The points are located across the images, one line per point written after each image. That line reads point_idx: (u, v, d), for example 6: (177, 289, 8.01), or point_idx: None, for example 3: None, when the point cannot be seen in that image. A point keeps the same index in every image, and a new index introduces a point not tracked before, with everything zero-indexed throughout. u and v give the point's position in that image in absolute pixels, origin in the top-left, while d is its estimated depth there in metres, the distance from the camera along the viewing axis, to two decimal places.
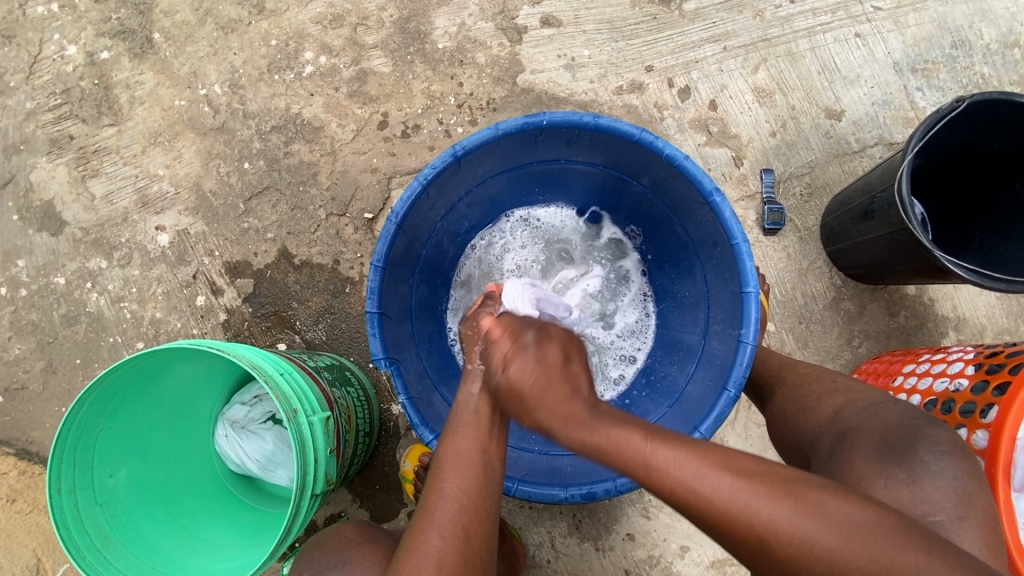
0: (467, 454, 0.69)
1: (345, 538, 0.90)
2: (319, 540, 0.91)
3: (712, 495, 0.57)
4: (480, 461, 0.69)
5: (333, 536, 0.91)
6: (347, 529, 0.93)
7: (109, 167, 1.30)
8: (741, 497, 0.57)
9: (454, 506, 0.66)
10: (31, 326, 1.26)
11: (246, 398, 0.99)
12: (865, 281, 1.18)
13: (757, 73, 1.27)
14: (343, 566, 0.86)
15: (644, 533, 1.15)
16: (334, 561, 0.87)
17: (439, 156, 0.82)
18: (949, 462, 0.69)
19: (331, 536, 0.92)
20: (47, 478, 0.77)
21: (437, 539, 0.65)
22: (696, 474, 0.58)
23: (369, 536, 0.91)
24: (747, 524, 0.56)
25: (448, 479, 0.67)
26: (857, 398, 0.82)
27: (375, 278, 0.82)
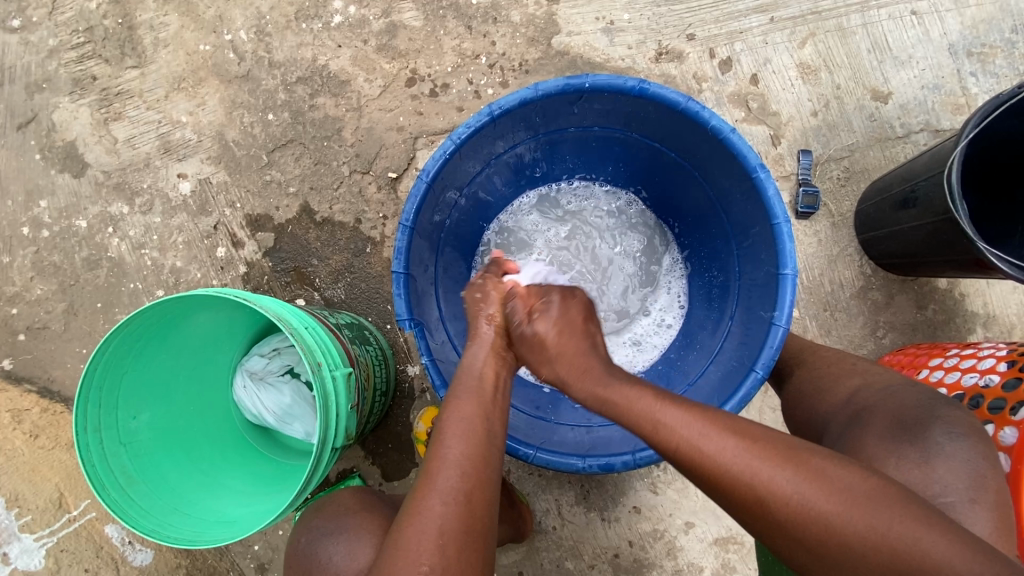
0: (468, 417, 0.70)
1: (344, 505, 0.90)
2: (318, 508, 0.92)
3: (717, 457, 0.62)
4: (481, 429, 0.70)
5: (332, 503, 0.91)
6: (346, 497, 0.92)
7: (132, 110, 1.28)
8: (743, 460, 0.61)
9: (455, 472, 0.65)
10: (53, 267, 1.26)
11: (265, 349, 1.01)
12: (896, 271, 1.15)
13: (804, 48, 1.22)
14: (339, 533, 0.85)
15: (649, 508, 1.16)
16: (331, 527, 0.87)
17: (474, 116, 0.80)
18: (965, 443, 0.69)
19: (331, 501, 0.92)
20: (74, 415, 0.77)
21: (437, 504, 0.63)
22: (702, 433, 0.63)
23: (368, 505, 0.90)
24: (750, 485, 0.60)
25: (452, 442, 0.68)
26: (876, 381, 0.81)
27: (403, 238, 0.81)
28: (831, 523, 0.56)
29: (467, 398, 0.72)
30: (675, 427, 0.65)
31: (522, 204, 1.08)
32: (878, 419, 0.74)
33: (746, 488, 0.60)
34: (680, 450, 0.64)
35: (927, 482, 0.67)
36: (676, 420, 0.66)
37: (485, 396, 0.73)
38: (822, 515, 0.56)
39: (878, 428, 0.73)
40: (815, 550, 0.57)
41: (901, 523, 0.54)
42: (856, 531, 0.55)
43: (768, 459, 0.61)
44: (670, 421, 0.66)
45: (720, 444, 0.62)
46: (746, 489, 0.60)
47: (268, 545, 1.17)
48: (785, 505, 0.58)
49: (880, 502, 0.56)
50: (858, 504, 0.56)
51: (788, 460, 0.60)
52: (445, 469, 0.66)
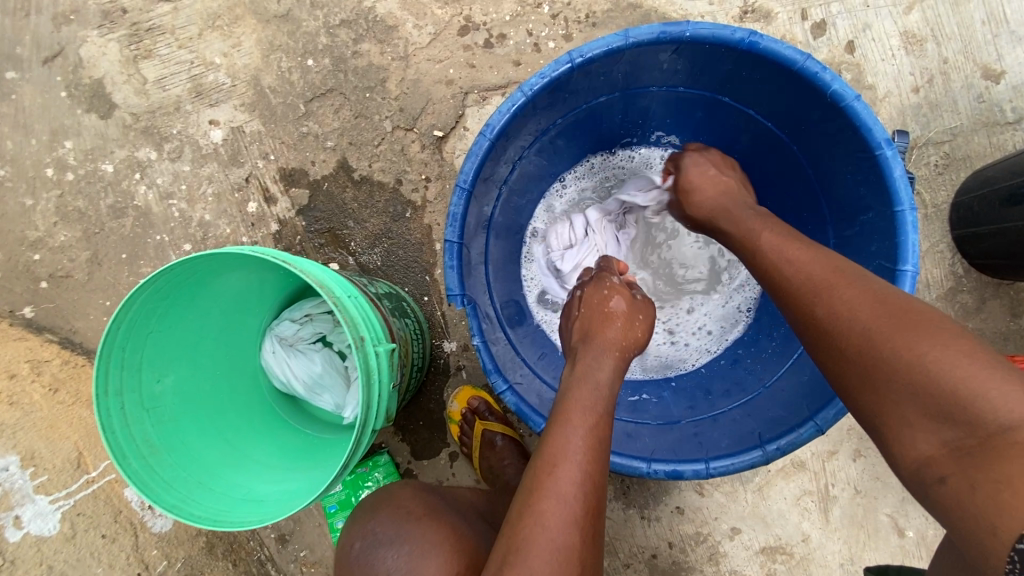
0: (589, 441, 0.61)
1: (406, 508, 0.79)
2: (375, 506, 0.81)
3: (791, 271, 0.64)
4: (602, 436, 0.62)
5: (392, 505, 0.80)
6: (407, 498, 0.82)
7: (163, 49, 1.19)
8: (811, 272, 0.62)
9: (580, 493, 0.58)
10: (77, 214, 1.20)
11: (296, 314, 0.94)
12: (993, 274, 1.03)
13: (910, 13, 1.07)
14: (401, 544, 0.76)
15: (694, 509, 1.08)
16: (390, 536, 0.77)
17: (552, 63, 0.69)
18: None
19: (388, 501, 0.82)
20: (95, 376, 0.70)
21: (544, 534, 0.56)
22: (789, 254, 0.65)
23: (431, 510, 0.81)
24: (806, 294, 0.61)
25: (572, 472, 0.59)
26: None
27: (460, 201, 0.72)
28: (881, 341, 0.54)
29: (587, 417, 0.63)
30: (768, 249, 0.68)
31: (597, 163, 0.97)
32: None
33: (803, 295, 0.61)
34: (766, 267, 0.67)
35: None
36: (770, 244, 0.68)
37: (605, 418, 0.64)
38: (876, 331, 0.54)
39: None
40: (860, 366, 0.55)
41: (968, 362, 0.49)
42: (907, 353, 0.52)
43: (837, 277, 0.60)
44: (765, 244, 0.69)
45: (801, 258, 0.64)
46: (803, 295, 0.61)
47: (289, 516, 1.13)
48: (831, 311, 0.58)
49: (936, 330, 0.52)
50: (904, 323, 0.54)
51: (857, 278, 0.60)
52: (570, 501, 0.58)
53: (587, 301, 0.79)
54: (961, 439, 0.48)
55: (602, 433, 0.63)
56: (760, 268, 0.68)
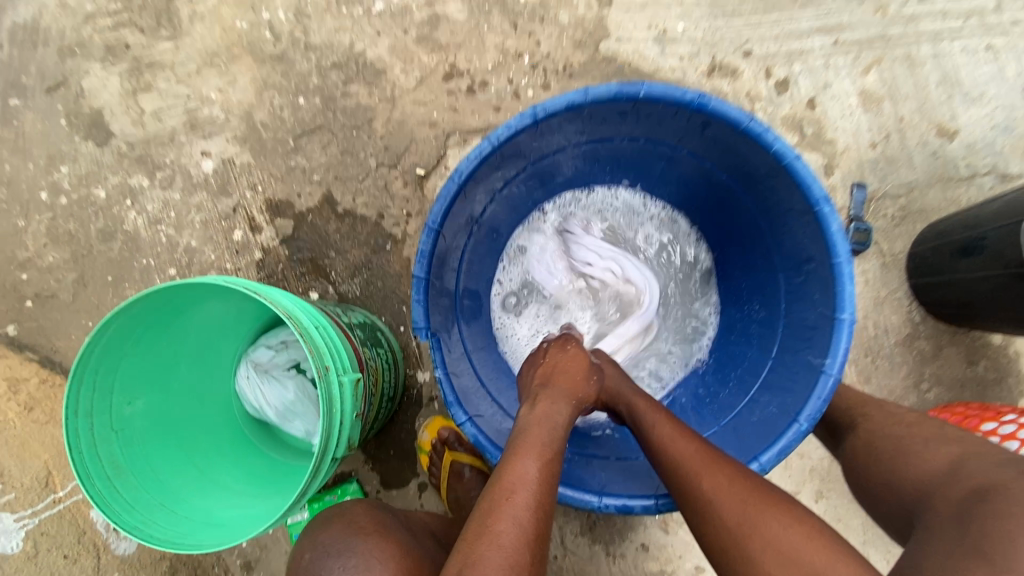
0: (542, 476, 0.63)
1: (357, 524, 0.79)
2: (323, 521, 0.82)
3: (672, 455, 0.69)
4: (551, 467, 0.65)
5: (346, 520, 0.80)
6: (361, 511, 0.82)
7: (162, 83, 1.25)
8: (688, 458, 0.68)
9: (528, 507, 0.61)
10: (67, 236, 1.23)
11: (272, 341, 0.97)
12: (947, 321, 1.06)
13: (868, 74, 1.14)
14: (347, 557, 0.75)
15: (658, 547, 1.09)
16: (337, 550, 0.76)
17: (518, 116, 0.74)
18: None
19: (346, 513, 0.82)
20: (66, 397, 0.72)
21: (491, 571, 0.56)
22: (669, 435, 0.70)
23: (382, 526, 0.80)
24: (684, 480, 0.67)
25: (522, 508, 0.60)
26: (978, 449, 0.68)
27: (428, 241, 0.76)
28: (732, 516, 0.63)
29: (538, 453, 0.65)
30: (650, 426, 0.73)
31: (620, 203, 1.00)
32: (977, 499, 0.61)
33: (682, 481, 0.67)
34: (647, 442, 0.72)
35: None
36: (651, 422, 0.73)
37: (556, 458, 0.66)
38: (734, 511, 0.63)
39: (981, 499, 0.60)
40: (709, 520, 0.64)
41: (811, 539, 0.61)
42: (763, 525, 0.62)
43: (710, 464, 0.67)
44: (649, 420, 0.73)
45: (677, 440, 0.70)
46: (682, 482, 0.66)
47: (256, 543, 1.13)
48: (709, 501, 0.65)
49: (796, 525, 0.62)
50: (781, 520, 0.62)
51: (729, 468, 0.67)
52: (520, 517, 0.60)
53: (553, 354, 0.82)
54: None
55: (555, 473, 0.66)
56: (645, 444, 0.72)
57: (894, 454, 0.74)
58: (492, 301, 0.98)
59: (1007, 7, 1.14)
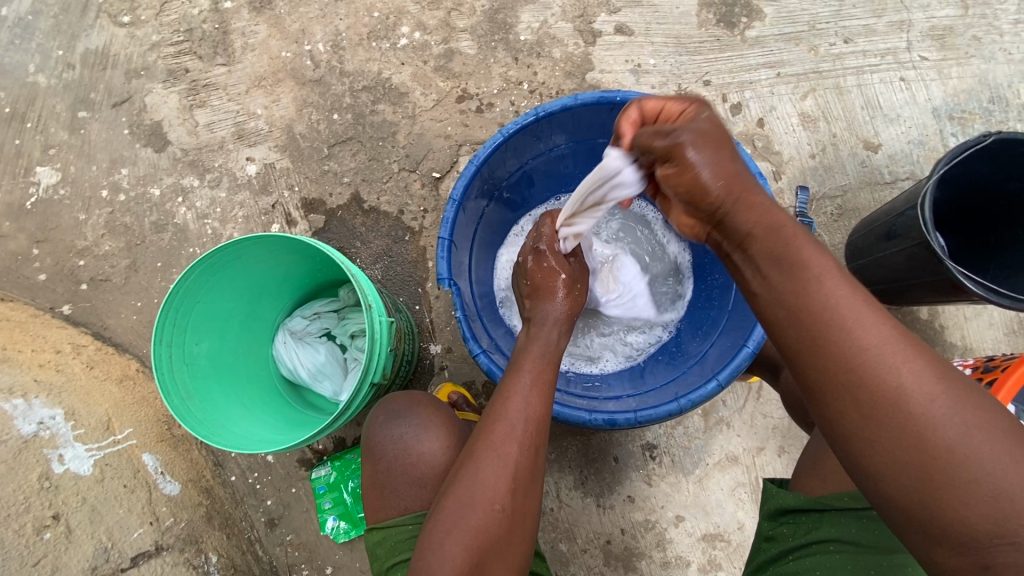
0: (533, 384, 0.81)
1: (416, 400, 0.96)
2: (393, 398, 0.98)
3: (857, 334, 0.54)
4: (541, 383, 0.81)
5: (407, 396, 0.97)
6: (422, 395, 0.98)
7: (215, 100, 1.47)
8: (879, 339, 0.54)
9: (517, 419, 0.77)
10: (123, 227, 1.41)
11: (307, 312, 1.15)
12: (880, 299, 1.27)
13: (805, 100, 1.39)
14: (412, 421, 0.93)
15: (643, 498, 1.23)
16: (401, 421, 0.94)
17: (523, 115, 0.95)
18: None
19: (406, 395, 0.98)
20: (156, 324, 0.88)
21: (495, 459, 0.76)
22: (851, 305, 0.55)
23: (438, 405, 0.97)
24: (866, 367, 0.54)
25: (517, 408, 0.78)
26: None
27: (451, 210, 0.95)
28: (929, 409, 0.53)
29: (531, 366, 0.83)
30: (822, 284, 0.56)
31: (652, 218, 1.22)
32: None
33: (864, 367, 0.54)
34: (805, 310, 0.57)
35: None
36: (824, 272, 0.57)
37: (547, 369, 0.83)
38: (928, 416, 0.52)
39: None
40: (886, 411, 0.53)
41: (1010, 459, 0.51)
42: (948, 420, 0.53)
43: (907, 352, 0.54)
44: (822, 282, 0.56)
45: (861, 313, 0.55)
46: (865, 370, 0.54)
47: (280, 501, 1.25)
48: (903, 395, 0.53)
49: (989, 434, 0.52)
50: (963, 431, 0.52)
51: (921, 356, 0.54)
52: (508, 432, 0.77)
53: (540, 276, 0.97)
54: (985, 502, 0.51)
55: (549, 381, 0.83)
56: (810, 311, 0.56)
57: None
58: (540, 210, 1.19)
59: (913, 49, 1.41)
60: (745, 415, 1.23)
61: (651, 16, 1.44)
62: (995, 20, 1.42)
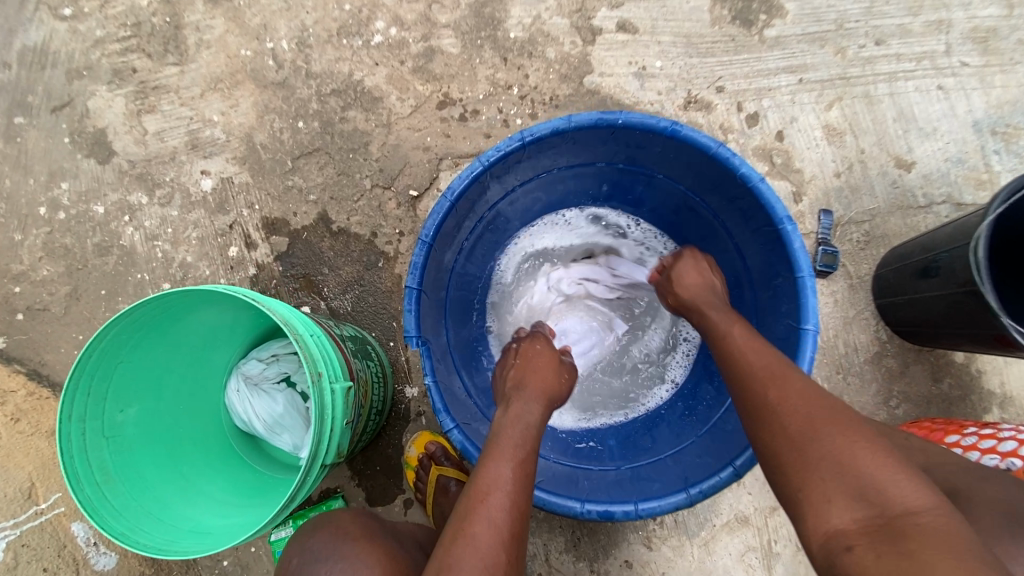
0: (516, 477, 0.66)
1: (342, 529, 0.83)
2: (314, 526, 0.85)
3: (754, 367, 0.70)
4: (523, 470, 0.67)
5: (331, 524, 0.83)
6: (348, 520, 0.85)
7: (166, 105, 1.30)
8: (772, 368, 0.68)
9: (501, 514, 0.62)
10: (63, 250, 1.25)
11: (264, 354, 0.99)
12: (911, 340, 1.12)
13: (831, 110, 1.23)
14: (333, 558, 0.78)
15: (642, 563, 1.10)
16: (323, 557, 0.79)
17: (506, 139, 0.80)
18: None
19: (330, 519, 0.85)
20: (61, 400, 0.73)
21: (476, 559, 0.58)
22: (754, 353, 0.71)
23: (369, 532, 0.83)
24: (762, 395, 0.66)
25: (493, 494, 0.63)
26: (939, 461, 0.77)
27: (420, 253, 0.80)
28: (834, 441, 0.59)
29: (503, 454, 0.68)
30: (740, 347, 0.74)
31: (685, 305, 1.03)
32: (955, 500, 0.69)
33: (761, 391, 0.67)
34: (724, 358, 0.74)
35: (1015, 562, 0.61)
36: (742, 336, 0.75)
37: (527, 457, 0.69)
38: (809, 413, 0.62)
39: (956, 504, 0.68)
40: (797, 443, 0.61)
41: (886, 468, 0.55)
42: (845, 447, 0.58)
43: (796, 385, 0.66)
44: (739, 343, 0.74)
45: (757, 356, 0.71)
46: (760, 394, 0.66)
47: (238, 562, 1.12)
48: (792, 413, 0.63)
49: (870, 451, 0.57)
50: (849, 447, 0.58)
51: (812, 392, 0.65)
52: (494, 529, 0.61)
53: (525, 355, 0.88)
54: (872, 518, 0.53)
55: (529, 472, 0.68)
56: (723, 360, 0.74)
57: None
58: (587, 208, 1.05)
59: (953, 52, 1.25)
60: (758, 472, 1.09)
61: (658, 12, 1.27)
62: None
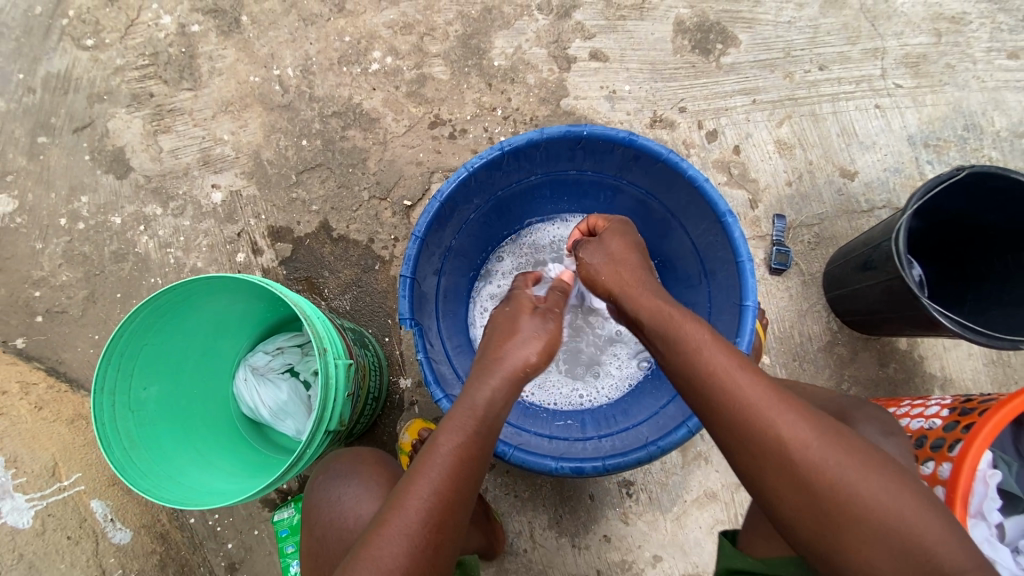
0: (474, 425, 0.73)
1: (359, 456, 0.97)
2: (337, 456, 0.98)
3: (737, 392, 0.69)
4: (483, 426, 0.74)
5: (350, 453, 0.98)
6: (364, 451, 0.99)
7: (180, 126, 1.43)
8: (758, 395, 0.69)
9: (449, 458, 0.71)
10: (82, 257, 1.35)
11: (269, 347, 1.09)
12: (858, 329, 1.25)
13: (781, 127, 1.38)
14: (350, 479, 0.93)
15: (620, 538, 1.18)
16: (344, 475, 0.94)
17: (488, 148, 0.92)
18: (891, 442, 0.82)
19: (347, 452, 0.98)
20: (96, 374, 0.83)
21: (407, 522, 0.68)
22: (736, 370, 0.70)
23: (380, 460, 0.97)
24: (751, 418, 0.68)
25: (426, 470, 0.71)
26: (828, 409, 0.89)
27: (414, 246, 0.91)
28: (763, 411, 0.68)
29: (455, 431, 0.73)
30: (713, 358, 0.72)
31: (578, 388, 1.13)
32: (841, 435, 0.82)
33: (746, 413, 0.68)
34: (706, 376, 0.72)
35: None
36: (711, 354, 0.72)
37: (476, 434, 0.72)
38: (804, 436, 0.66)
39: None
40: (795, 469, 0.65)
41: (883, 479, 0.64)
42: (845, 475, 0.64)
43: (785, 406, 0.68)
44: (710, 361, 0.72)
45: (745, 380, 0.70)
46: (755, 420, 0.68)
47: (241, 544, 1.21)
48: (791, 438, 0.66)
49: (869, 477, 0.64)
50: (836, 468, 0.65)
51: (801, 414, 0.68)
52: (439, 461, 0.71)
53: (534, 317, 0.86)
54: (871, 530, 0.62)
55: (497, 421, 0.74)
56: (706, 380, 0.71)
57: None
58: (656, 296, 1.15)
59: (887, 76, 1.41)
60: None
61: (626, 42, 1.42)
62: (967, 48, 1.42)
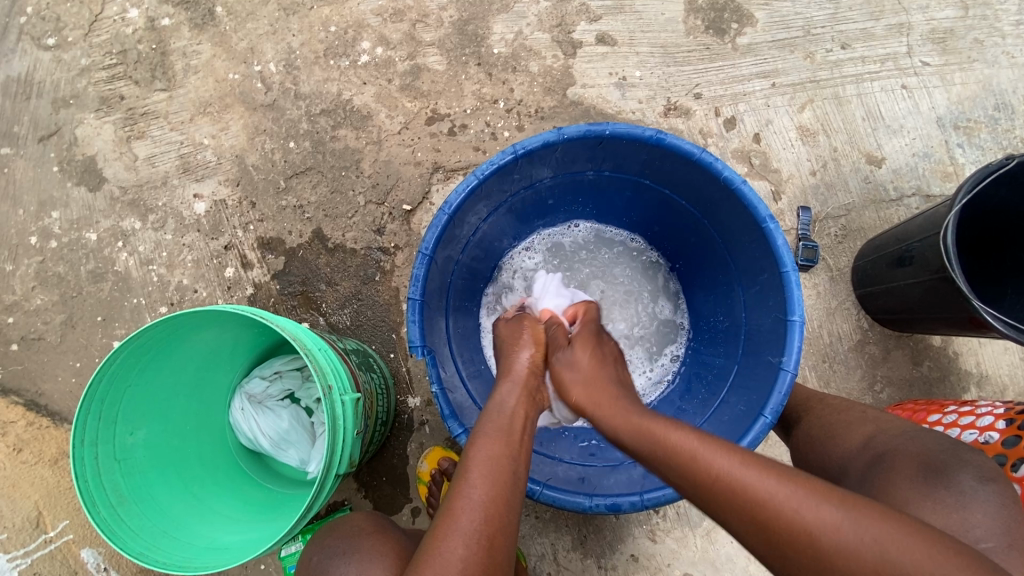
0: (496, 471, 0.67)
1: (358, 526, 0.89)
2: (331, 526, 0.91)
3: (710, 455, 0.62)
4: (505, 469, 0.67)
5: (346, 524, 0.89)
6: (361, 518, 0.91)
7: (155, 130, 1.31)
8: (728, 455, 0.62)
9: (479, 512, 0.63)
10: (56, 278, 1.25)
11: (266, 372, 1.00)
12: (891, 327, 1.18)
13: (803, 112, 1.29)
14: (353, 552, 0.84)
15: (648, 556, 1.13)
16: (344, 547, 0.85)
17: (499, 153, 0.83)
18: (993, 488, 0.71)
19: (344, 522, 0.90)
20: (73, 425, 0.76)
21: (460, 547, 0.61)
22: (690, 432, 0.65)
23: (381, 527, 0.90)
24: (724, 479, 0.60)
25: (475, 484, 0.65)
26: (891, 427, 0.82)
27: (422, 267, 0.82)
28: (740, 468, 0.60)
29: (494, 438, 0.70)
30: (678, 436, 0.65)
31: None
32: (901, 462, 0.75)
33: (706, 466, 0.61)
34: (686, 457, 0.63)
35: (965, 525, 0.67)
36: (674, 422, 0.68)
37: (515, 437, 0.71)
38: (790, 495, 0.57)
39: (901, 469, 0.74)
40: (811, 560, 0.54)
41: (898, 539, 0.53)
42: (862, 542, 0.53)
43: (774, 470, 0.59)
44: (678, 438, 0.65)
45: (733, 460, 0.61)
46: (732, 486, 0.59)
47: None
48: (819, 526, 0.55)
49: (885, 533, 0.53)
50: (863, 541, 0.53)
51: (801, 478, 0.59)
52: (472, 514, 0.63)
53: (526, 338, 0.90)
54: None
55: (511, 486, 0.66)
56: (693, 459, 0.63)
57: (823, 432, 0.88)
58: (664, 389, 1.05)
59: (914, 53, 1.32)
60: None
61: (634, 24, 1.32)
62: (997, 21, 1.33)
